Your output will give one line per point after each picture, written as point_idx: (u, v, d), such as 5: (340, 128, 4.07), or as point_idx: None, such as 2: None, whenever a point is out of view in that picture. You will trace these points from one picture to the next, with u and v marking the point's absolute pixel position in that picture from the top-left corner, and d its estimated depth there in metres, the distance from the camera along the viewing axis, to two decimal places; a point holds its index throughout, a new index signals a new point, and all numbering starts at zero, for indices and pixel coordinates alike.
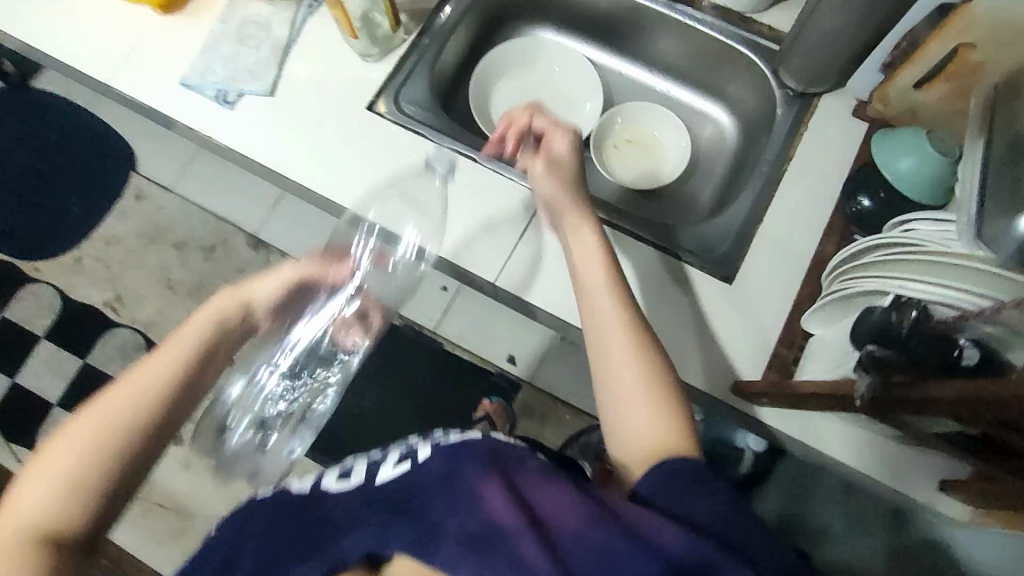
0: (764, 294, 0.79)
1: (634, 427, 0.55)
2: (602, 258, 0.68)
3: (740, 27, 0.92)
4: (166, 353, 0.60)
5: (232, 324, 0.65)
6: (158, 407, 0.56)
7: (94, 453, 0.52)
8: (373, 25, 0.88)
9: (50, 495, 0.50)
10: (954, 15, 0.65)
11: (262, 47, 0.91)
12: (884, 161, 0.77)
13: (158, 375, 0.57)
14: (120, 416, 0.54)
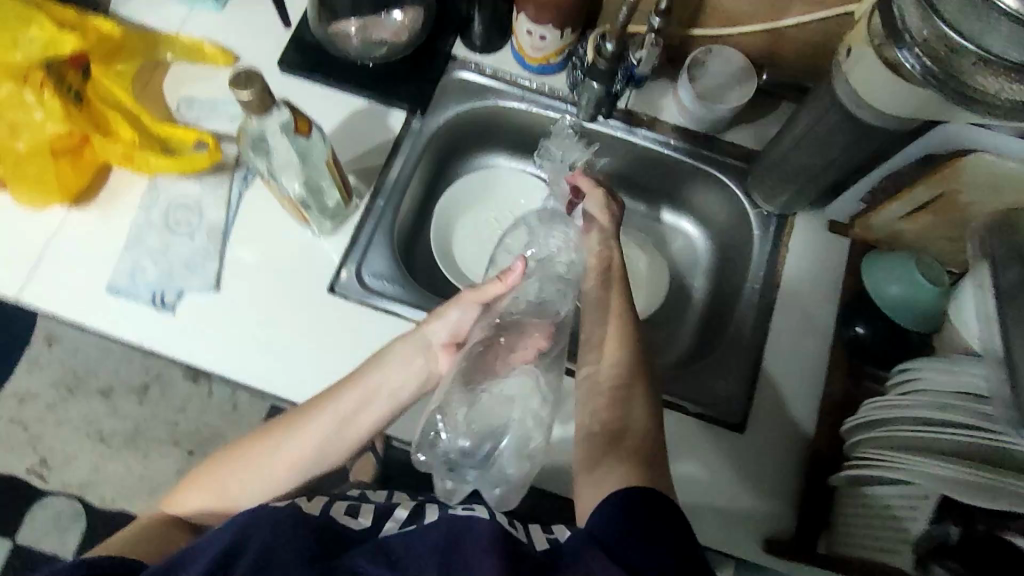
0: (777, 441, 0.76)
1: (589, 476, 0.56)
2: (618, 363, 0.65)
3: (703, 148, 0.88)
4: (399, 364, 0.67)
5: (356, 427, 0.66)
6: (272, 492, 0.65)
7: (258, 478, 0.65)
8: (323, 203, 0.80)
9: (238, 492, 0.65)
10: (942, 164, 0.65)
11: (196, 235, 0.81)
12: (873, 287, 0.75)
13: (308, 435, 0.65)
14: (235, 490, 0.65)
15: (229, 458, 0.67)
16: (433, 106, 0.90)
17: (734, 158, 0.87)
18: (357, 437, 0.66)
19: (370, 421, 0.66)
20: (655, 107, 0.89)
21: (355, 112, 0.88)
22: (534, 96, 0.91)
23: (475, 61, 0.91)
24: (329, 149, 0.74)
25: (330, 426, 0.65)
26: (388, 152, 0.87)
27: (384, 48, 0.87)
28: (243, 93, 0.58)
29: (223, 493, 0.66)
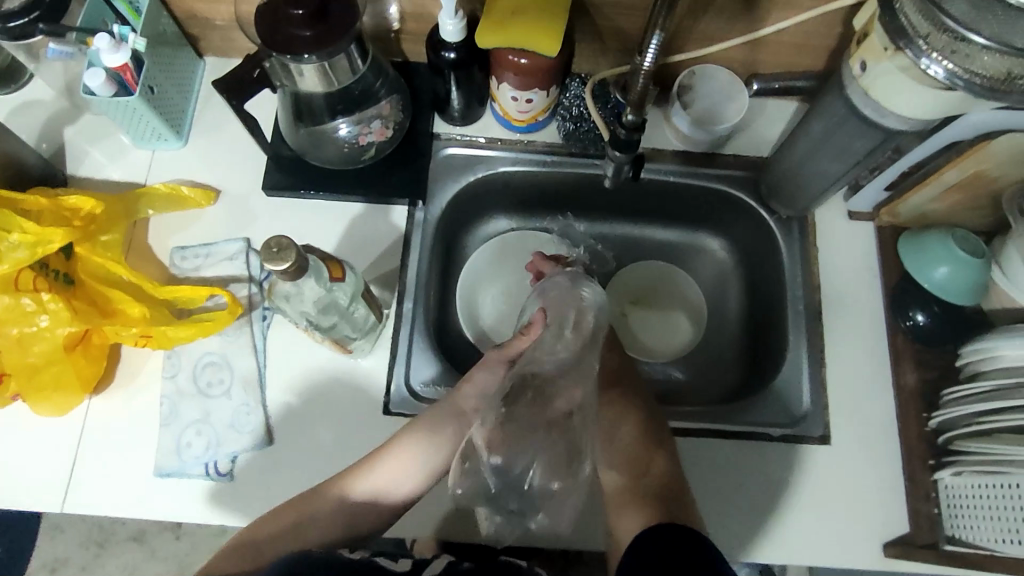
0: (865, 443, 0.76)
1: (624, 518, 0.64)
2: (618, 413, 0.72)
3: (709, 167, 0.87)
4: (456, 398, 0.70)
5: (417, 472, 0.67)
6: (341, 522, 0.64)
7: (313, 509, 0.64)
8: (363, 330, 0.76)
9: (298, 523, 0.64)
10: (972, 148, 0.64)
11: (232, 392, 0.77)
12: (915, 270, 0.75)
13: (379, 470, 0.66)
14: (305, 526, 0.63)
15: (305, 495, 0.66)
16: (431, 192, 0.87)
17: (740, 169, 0.86)
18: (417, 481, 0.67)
19: (413, 476, 0.66)
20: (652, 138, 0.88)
21: (354, 218, 0.84)
22: (529, 156, 0.88)
23: (458, 135, 0.88)
24: (360, 280, 0.72)
25: (400, 466, 0.66)
26: (400, 252, 0.83)
27: (373, 149, 0.82)
28: (279, 267, 0.54)
29: (289, 514, 0.64)
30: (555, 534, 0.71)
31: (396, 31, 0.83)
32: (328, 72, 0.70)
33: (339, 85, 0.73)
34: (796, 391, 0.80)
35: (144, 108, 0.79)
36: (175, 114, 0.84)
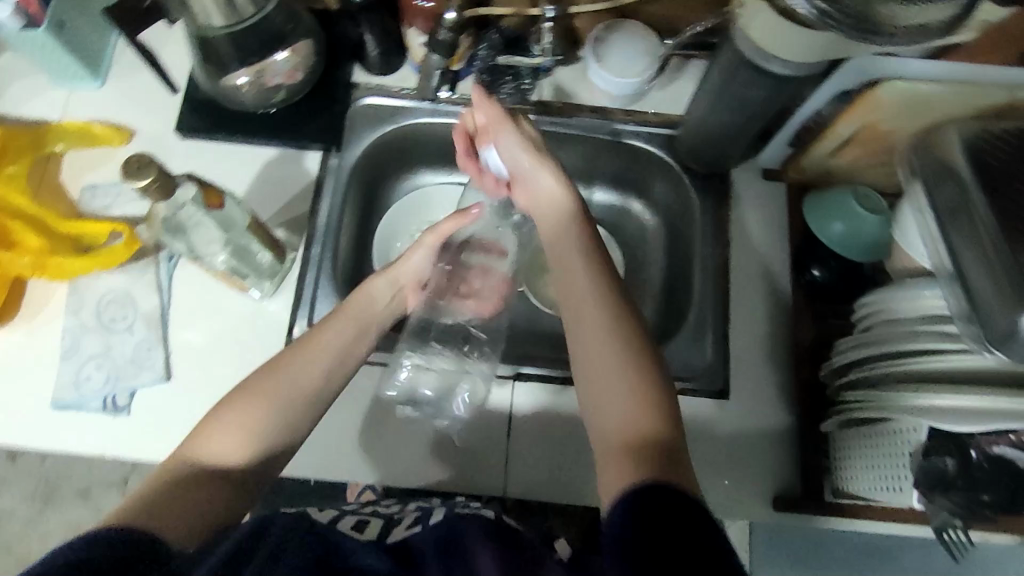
0: (760, 396, 0.78)
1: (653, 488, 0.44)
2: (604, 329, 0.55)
3: (623, 124, 0.87)
4: (375, 286, 0.69)
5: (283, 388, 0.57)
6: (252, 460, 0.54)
7: (222, 426, 0.54)
8: (260, 268, 0.76)
9: (208, 441, 0.53)
10: (858, 97, 0.65)
11: (135, 328, 0.77)
12: (812, 221, 0.78)
13: (271, 379, 0.57)
14: (225, 448, 0.53)
15: (202, 422, 0.55)
16: (348, 137, 0.86)
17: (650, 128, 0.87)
18: (311, 385, 0.58)
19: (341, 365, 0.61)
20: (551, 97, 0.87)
21: (268, 163, 0.84)
22: (446, 108, 0.88)
23: (378, 84, 0.88)
24: (251, 214, 0.70)
25: (293, 371, 0.58)
26: (312, 197, 0.83)
27: (282, 92, 0.82)
28: (143, 182, 0.55)
29: (194, 450, 0.53)
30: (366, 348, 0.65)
31: None
32: None
33: (242, 20, 0.73)
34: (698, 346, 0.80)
35: (54, 44, 0.78)
36: (88, 52, 0.84)
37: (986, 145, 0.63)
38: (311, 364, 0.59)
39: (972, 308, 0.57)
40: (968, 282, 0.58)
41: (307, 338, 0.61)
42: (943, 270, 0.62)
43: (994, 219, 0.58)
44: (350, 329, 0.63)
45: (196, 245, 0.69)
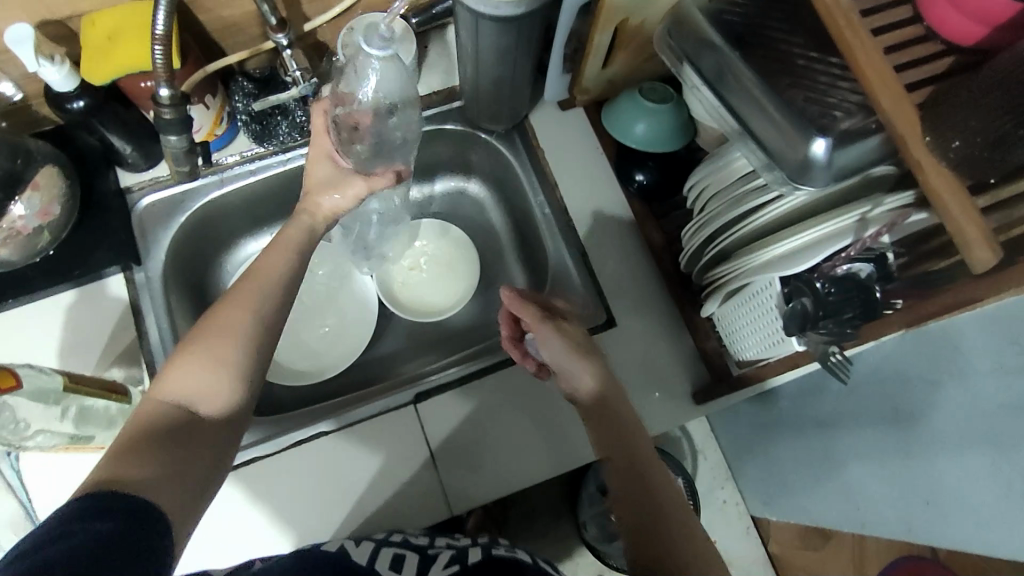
0: (643, 311, 0.79)
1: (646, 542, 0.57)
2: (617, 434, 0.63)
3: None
4: (265, 261, 0.58)
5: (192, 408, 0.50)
6: (184, 500, 0.46)
7: (155, 463, 0.46)
8: (107, 420, 0.68)
9: (133, 470, 0.45)
10: (596, 7, 0.67)
11: (3, 542, 0.69)
12: (614, 129, 0.79)
13: (177, 393, 0.50)
14: (167, 486, 0.46)
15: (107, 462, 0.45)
16: (145, 248, 0.80)
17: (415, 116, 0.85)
18: (227, 385, 0.52)
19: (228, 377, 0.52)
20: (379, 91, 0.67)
21: (70, 309, 0.76)
22: (232, 172, 0.82)
23: (150, 179, 0.81)
24: (61, 373, 0.63)
25: (196, 374, 0.51)
26: (134, 320, 0.77)
27: (46, 233, 0.74)
28: None
29: (117, 473, 0.44)
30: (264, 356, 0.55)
31: (24, 102, 0.75)
32: None
33: None
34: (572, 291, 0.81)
35: None
36: None
37: (724, 6, 0.66)
38: (223, 362, 0.52)
39: (768, 156, 0.61)
40: (758, 136, 0.61)
41: (200, 331, 0.53)
42: (733, 132, 0.65)
43: (754, 70, 0.62)
44: (246, 307, 0.54)
45: (17, 432, 0.63)
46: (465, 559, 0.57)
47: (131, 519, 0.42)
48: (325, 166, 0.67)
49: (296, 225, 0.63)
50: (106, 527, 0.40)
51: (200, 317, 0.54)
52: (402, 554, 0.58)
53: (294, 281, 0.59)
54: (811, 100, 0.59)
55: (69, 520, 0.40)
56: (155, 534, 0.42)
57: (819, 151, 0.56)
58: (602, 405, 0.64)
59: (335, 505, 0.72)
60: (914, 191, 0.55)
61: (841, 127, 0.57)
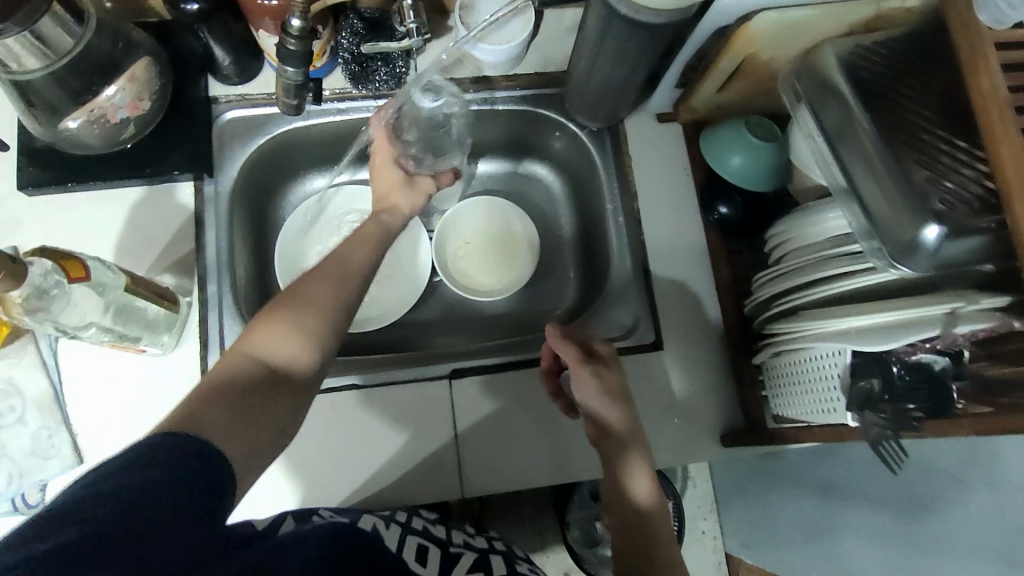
0: (692, 341, 0.79)
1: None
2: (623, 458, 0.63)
3: (486, 92, 0.84)
4: (350, 251, 0.64)
5: (260, 373, 0.52)
6: (253, 453, 0.48)
7: (231, 408, 0.48)
8: (153, 324, 0.69)
9: (210, 420, 0.46)
10: (733, 32, 0.65)
11: (27, 418, 0.70)
12: (710, 155, 0.78)
13: (256, 349, 0.53)
14: (240, 441, 0.47)
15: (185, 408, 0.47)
16: (219, 163, 0.80)
17: (481, 93, 0.83)
18: (306, 353, 0.55)
19: (305, 349, 0.55)
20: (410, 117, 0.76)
21: (136, 204, 0.76)
22: (320, 107, 0.82)
23: (239, 95, 0.80)
24: (123, 272, 0.63)
25: (283, 336, 0.54)
26: (194, 232, 0.76)
27: (130, 126, 0.73)
28: None
29: (194, 422, 0.46)
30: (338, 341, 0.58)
31: None
32: (36, 42, 0.61)
33: (62, 55, 0.64)
34: (625, 304, 0.81)
35: None
36: None
37: (861, 60, 0.63)
38: (306, 330, 0.55)
39: (870, 224, 0.59)
40: (865, 201, 0.60)
41: (285, 301, 0.56)
42: (838, 189, 0.63)
43: (879, 134, 0.60)
44: (333, 279, 0.60)
45: (74, 321, 0.61)
46: (490, 569, 0.58)
47: (197, 468, 0.43)
48: (393, 169, 0.76)
49: (374, 222, 0.70)
50: (178, 472, 0.42)
51: (284, 290, 0.58)
52: (427, 547, 0.59)
53: (372, 268, 0.64)
54: (930, 180, 0.57)
55: (156, 454, 0.42)
56: (217, 488, 0.44)
57: (929, 236, 0.55)
58: (619, 441, 0.64)
59: (351, 458, 0.73)
60: (1011, 297, 0.54)
61: (956, 216, 0.55)
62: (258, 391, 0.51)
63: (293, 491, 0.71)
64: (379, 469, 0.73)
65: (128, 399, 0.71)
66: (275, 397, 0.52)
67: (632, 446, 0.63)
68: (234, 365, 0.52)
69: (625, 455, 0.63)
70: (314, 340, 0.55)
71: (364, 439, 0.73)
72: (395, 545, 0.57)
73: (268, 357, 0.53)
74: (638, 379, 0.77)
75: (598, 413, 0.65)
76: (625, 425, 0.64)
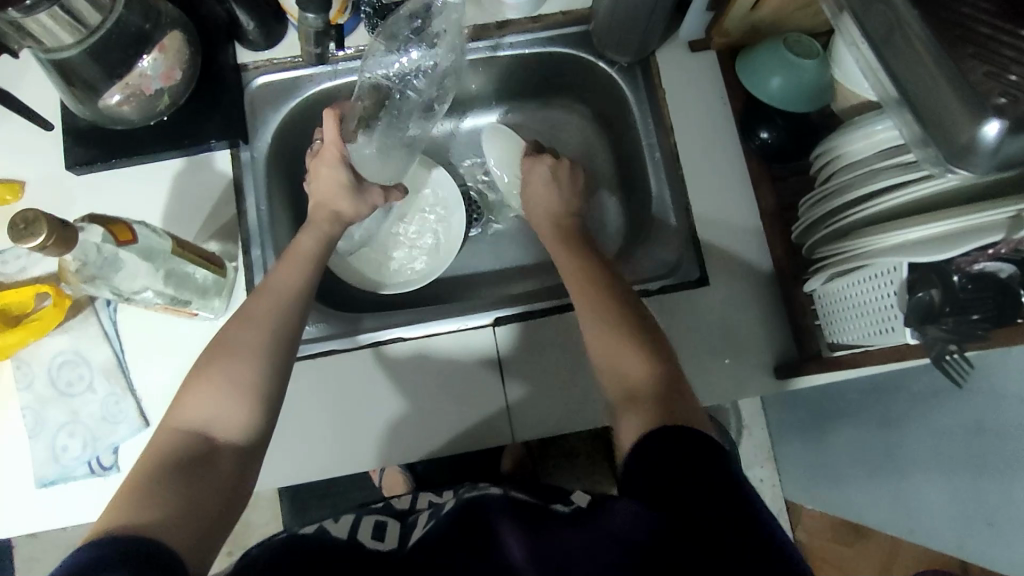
0: (738, 273, 0.77)
1: (628, 411, 0.56)
2: (621, 316, 0.62)
3: (493, 39, 0.82)
4: (277, 277, 0.64)
5: (190, 438, 0.53)
6: (203, 516, 0.48)
7: (163, 484, 0.48)
8: (200, 289, 0.71)
9: (148, 511, 0.46)
10: None
11: (95, 385, 0.73)
12: (749, 83, 0.74)
13: (188, 419, 0.54)
14: (182, 502, 0.48)
15: (119, 494, 0.48)
16: (252, 128, 0.81)
17: (485, 42, 0.82)
18: (247, 412, 0.55)
19: (235, 396, 0.55)
20: (377, 76, 0.78)
21: (177, 175, 0.78)
22: (346, 65, 0.82)
23: (267, 60, 0.81)
24: (170, 237, 0.65)
25: (210, 398, 0.54)
26: (234, 198, 0.78)
27: (165, 96, 0.74)
28: (32, 243, 0.49)
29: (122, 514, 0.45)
30: (275, 385, 0.57)
31: None
32: (67, 17, 0.61)
33: (90, 30, 0.65)
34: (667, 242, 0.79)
35: None
36: None
37: None
38: (242, 387, 0.55)
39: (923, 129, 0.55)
40: (916, 102, 0.56)
41: (217, 356, 0.57)
42: (889, 100, 0.60)
43: (924, 23, 0.55)
44: (261, 327, 0.59)
45: (129, 286, 0.63)
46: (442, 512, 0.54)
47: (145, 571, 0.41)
48: (331, 168, 0.73)
49: (307, 237, 0.69)
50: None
51: (222, 332, 0.59)
52: (384, 522, 0.56)
53: (309, 292, 0.64)
54: (989, 74, 0.52)
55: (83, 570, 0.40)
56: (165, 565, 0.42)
57: (989, 133, 0.51)
58: (622, 299, 0.64)
59: (398, 413, 0.74)
60: None
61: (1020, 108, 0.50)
62: (187, 456, 0.51)
63: (352, 445, 0.74)
64: (431, 422, 0.74)
65: (184, 363, 0.74)
66: (210, 458, 0.52)
67: (622, 307, 0.63)
68: (167, 444, 0.52)
69: (618, 314, 0.63)
70: (236, 388, 0.55)
71: (412, 393, 0.74)
72: (346, 532, 0.54)
73: (197, 418, 0.54)
74: (684, 314, 0.76)
75: (597, 285, 0.66)
76: (617, 291, 0.65)
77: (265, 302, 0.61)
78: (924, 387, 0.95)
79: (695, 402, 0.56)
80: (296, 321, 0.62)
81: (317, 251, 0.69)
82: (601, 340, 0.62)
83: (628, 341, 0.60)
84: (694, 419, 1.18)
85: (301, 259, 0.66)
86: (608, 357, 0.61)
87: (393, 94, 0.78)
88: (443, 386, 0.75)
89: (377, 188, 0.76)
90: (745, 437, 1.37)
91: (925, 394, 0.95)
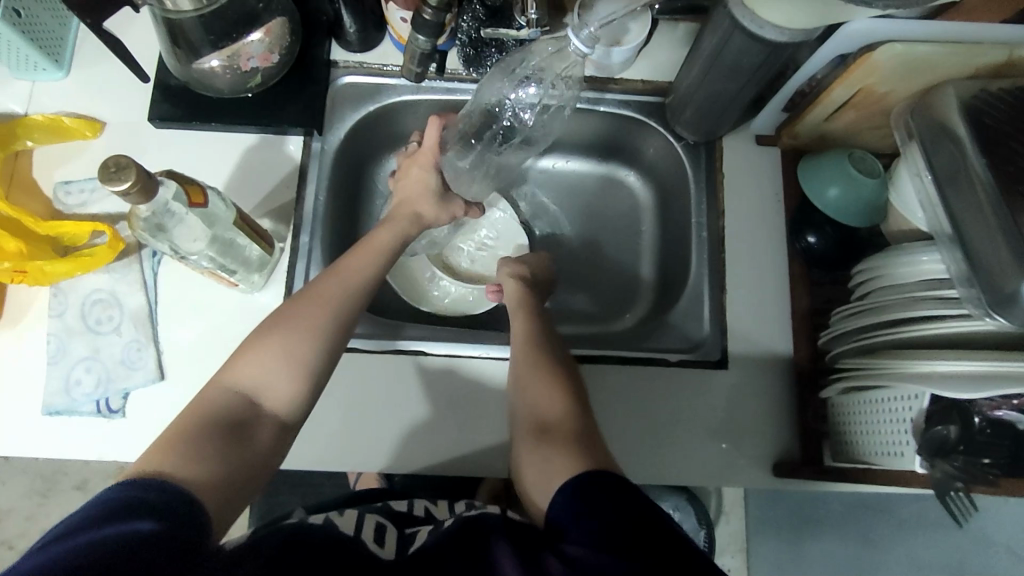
0: (758, 364, 0.78)
1: (533, 446, 0.59)
2: (537, 361, 0.67)
3: (594, 93, 0.86)
4: (350, 264, 0.67)
5: (232, 402, 0.56)
6: (237, 478, 0.51)
7: (203, 441, 0.51)
8: (248, 262, 0.73)
9: (187, 464, 0.49)
10: (854, 61, 0.65)
11: (122, 329, 0.75)
12: (807, 188, 0.77)
13: (235, 385, 0.57)
14: (219, 460, 0.50)
15: (162, 441, 0.51)
16: (328, 122, 0.84)
17: (590, 93, 0.86)
18: (291, 388, 0.58)
19: (283, 371, 0.58)
20: (490, 101, 0.79)
21: (248, 148, 0.81)
22: (430, 84, 0.85)
23: (357, 62, 0.85)
24: (235, 209, 0.68)
25: (260, 368, 0.57)
26: (296, 183, 0.81)
27: (258, 76, 0.78)
28: (120, 187, 0.51)
29: (154, 465, 0.48)
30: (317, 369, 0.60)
31: None
32: None
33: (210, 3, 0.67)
34: (696, 318, 0.81)
35: (15, 37, 0.73)
36: (52, 40, 0.79)
37: (984, 104, 0.61)
38: (288, 363, 0.58)
39: (970, 270, 0.58)
40: (968, 245, 0.58)
41: (272, 329, 0.60)
42: (940, 233, 0.63)
43: (990, 176, 0.58)
44: (320, 309, 0.62)
45: (187, 248, 0.66)
46: (439, 526, 0.57)
47: (167, 523, 0.43)
48: (422, 171, 0.78)
49: (387, 231, 0.72)
50: (140, 528, 0.41)
51: (282, 307, 0.63)
52: (384, 526, 0.57)
53: (372, 286, 0.68)
54: None
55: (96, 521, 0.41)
56: (190, 523, 0.44)
57: None
58: (539, 346, 0.69)
59: (405, 425, 0.75)
60: None
61: None
62: (229, 418, 0.54)
63: (352, 446, 0.75)
64: (435, 440, 0.75)
65: (210, 327, 0.76)
66: (248, 424, 0.55)
67: (538, 354, 0.68)
68: (213, 403, 0.55)
69: (532, 356, 0.68)
70: (284, 364, 0.58)
71: (423, 408, 0.76)
72: (352, 528, 0.55)
73: (244, 385, 0.57)
74: (697, 391, 0.77)
75: (518, 335, 0.72)
76: (535, 339, 0.70)
77: (325, 286, 0.64)
78: (911, 517, 0.96)
79: (603, 446, 0.58)
80: (352, 310, 0.64)
81: (393, 248, 0.72)
82: (519, 386, 0.66)
83: (540, 385, 0.65)
84: (678, 495, 1.17)
85: (372, 252, 0.70)
86: (522, 402, 0.65)
87: (499, 120, 0.80)
88: (453, 407, 0.76)
89: (462, 202, 0.82)
90: (722, 522, 1.31)
91: (913, 524, 0.95)
